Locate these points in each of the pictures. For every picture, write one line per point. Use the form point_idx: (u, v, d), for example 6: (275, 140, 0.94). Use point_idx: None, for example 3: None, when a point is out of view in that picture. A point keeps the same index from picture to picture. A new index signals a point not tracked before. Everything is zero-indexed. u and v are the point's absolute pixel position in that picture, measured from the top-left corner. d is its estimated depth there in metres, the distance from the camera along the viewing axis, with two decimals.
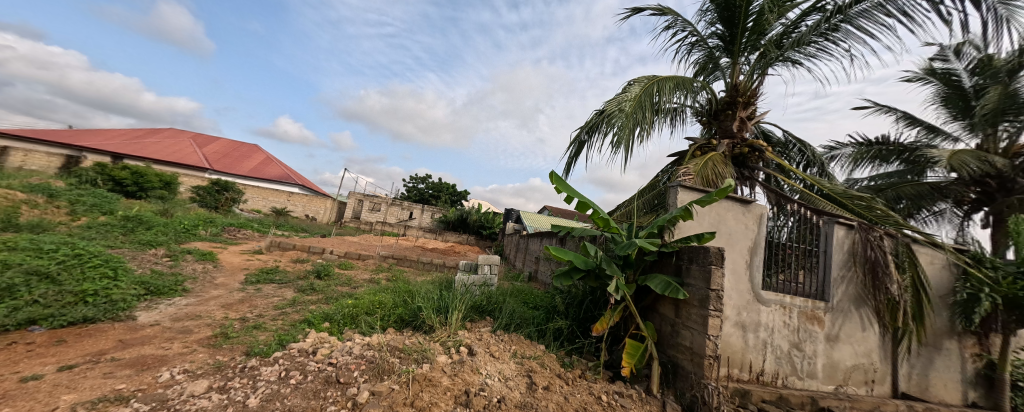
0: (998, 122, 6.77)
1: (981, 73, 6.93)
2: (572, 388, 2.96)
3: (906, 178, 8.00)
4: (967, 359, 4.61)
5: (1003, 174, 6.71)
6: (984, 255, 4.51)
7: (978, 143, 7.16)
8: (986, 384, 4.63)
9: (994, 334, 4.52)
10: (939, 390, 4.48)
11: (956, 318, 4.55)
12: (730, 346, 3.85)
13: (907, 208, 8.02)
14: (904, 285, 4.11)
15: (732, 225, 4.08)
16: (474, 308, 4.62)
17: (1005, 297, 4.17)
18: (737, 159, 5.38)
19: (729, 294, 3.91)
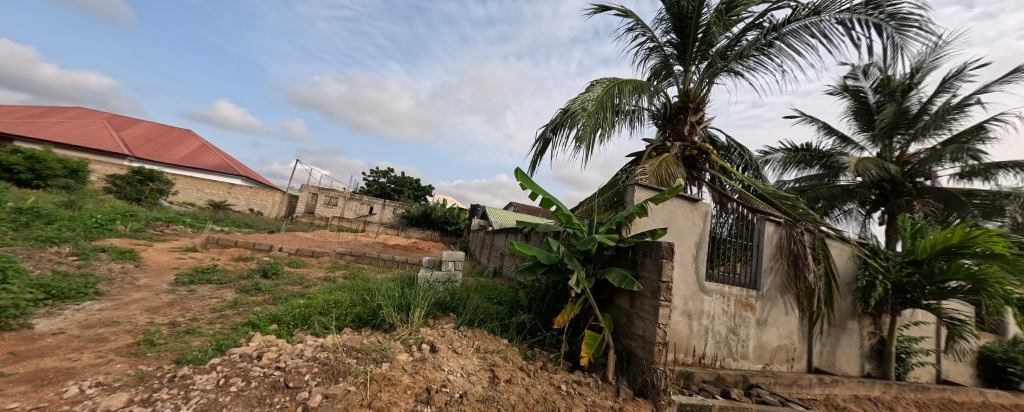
0: (893, 135, 7.98)
1: (881, 92, 8.06)
2: (533, 379, 3.03)
3: (824, 181, 9.12)
4: (865, 337, 5.40)
5: (895, 179, 7.93)
6: (880, 248, 5.29)
7: (878, 152, 8.35)
8: (878, 357, 5.45)
9: (885, 314, 5.33)
10: (843, 364, 5.21)
11: (858, 302, 5.31)
12: (677, 333, 4.17)
13: (824, 208, 9.16)
14: (819, 274, 4.72)
15: (681, 222, 4.39)
16: (437, 304, 4.55)
17: (893, 283, 4.98)
18: (687, 160, 5.78)
19: (678, 286, 4.22)
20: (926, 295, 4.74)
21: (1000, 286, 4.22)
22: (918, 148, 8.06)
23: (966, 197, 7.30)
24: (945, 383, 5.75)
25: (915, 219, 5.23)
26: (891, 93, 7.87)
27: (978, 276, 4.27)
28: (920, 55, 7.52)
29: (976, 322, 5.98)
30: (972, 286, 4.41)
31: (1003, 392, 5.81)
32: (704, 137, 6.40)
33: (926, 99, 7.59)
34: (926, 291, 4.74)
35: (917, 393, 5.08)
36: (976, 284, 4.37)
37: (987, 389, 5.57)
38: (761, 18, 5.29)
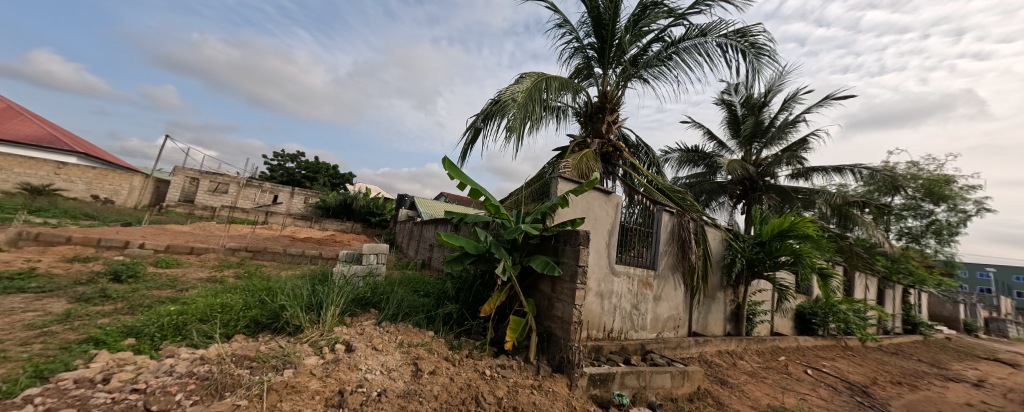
0: (752, 142, 9.97)
1: (745, 106, 9.96)
2: (458, 368, 3.04)
3: (706, 178, 10.93)
4: (727, 303, 6.72)
5: (753, 178, 9.91)
6: (739, 233, 6.63)
7: (742, 156, 10.33)
8: (735, 319, 6.86)
9: (741, 285, 6.71)
10: (712, 327, 6.42)
11: (725, 276, 6.55)
12: (591, 312, 4.62)
13: (705, 200, 11.01)
14: (698, 255, 5.71)
15: (598, 212, 4.84)
16: (355, 301, 4.23)
17: (747, 259, 6.31)
18: (604, 156, 6.34)
19: (593, 270, 4.66)
20: (766, 267, 6.17)
21: (809, 258, 5.71)
22: (768, 153, 10.22)
23: (794, 193, 9.56)
24: (776, 334, 7.54)
25: (764, 209, 6.66)
26: (753, 108, 9.78)
27: (798, 252, 5.74)
28: (771, 80, 9.48)
29: (796, 287, 7.97)
30: (793, 259, 5.92)
31: (810, 337, 7.89)
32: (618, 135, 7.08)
33: (774, 115, 9.64)
34: (767, 265, 6.19)
35: (758, 344, 6.56)
36: (795, 257, 5.84)
37: (801, 337, 7.49)
38: (663, 32, 6.02)
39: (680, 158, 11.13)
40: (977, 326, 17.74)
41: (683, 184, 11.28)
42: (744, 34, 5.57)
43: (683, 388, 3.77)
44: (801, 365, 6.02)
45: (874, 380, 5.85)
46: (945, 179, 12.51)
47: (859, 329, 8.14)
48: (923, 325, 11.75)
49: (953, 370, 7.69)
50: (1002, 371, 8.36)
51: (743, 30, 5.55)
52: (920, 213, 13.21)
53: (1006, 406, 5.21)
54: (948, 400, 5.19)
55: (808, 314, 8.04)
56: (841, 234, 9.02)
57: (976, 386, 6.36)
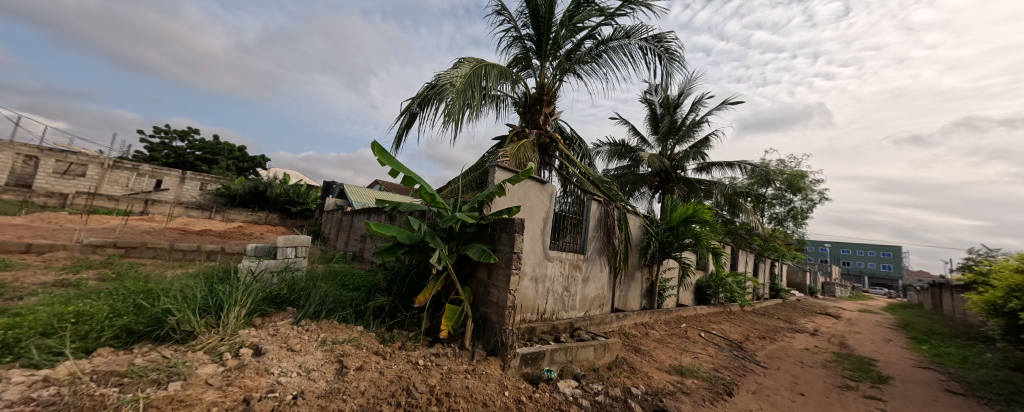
0: (667, 138, 11.20)
1: (663, 106, 11.12)
2: (389, 361, 2.94)
3: (630, 169, 12.01)
4: (644, 281, 7.57)
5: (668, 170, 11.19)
6: (654, 218, 7.48)
7: (660, 151, 11.55)
8: (650, 295, 7.77)
9: (655, 265, 7.61)
10: (631, 303, 7.19)
11: (642, 257, 7.36)
12: (525, 296, 4.82)
13: (629, 190, 12.12)
14: (620, 240, 6.33)
15: (534, 201, 5.01)
16: (267, 299, 3.78)
17: (659, 241, 7.20)
18: (541, 147, 6.53)
19: (528, 256, 4.85)
20: (674, 248, 7.11)
21: (706, 239, 6.79)
22: (679, 149, 11.63)
23: (697, 184, 11.09)
24: (680, 305, 8.80)
25: (674, 198, 7.62)
26: (669, 108, 10.97)
27: (699, 234, 6.76)
28: (683, 83, 10.72)
29: (697, 265, 9.34)
30: (695, 240, 6.94)
31: (704, 305, 9.36)
32: (554, 127, 7.33)
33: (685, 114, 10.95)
34: (675, 245, 7.16)
35: (666, 315, 7.58)
36: (696, 239, 6.88)
37: (699, 306, 8.85)
38: (595, 30, 6.36)
39: (608, 151, 12.03)
40: (817, 288, 22.93)
41: (611, 175, 12.24)
42: (660, 40, 6.18)
43: (604, 358, 4.19)
44: (697, 330, 7.13)
45: (747, 337, 7.23)
46: (802, 174, 15.69)
47: (739, 297, 9.91)
48: (783, 291, 14.78)
49: (800, 324, 9.87)
50: (830, 322, 10.98)
51: (659, 35, 6.14)
52: (784, 201, 16.42)
53: (829, 347, 6.90)
54: (794, 347, 6.66)
55: (704, 286, 9.53)
56: (731, 219, 10.79)
57: (813, 335, 8.27)
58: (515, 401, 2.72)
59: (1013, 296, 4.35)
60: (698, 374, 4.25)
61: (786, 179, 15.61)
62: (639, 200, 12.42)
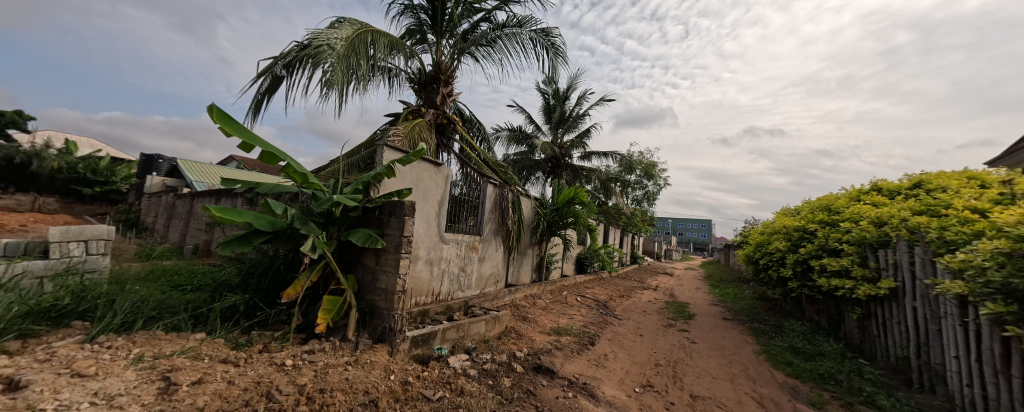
0: (559, 127, 12.24)
1: (555, 97, 12.03)
2: (244, 367, 2.49)
3: (527, 155, 12.74)
4: (534, 258, 8.28)
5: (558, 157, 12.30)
6: (545, 201, 8.16)
7: (551, 138, 12.57)
8: (538, 269, 8.56)
9: (544, 243, 8.37)
10: (523, 278, 7.81)
11: (532, 236, 8.01)
12: (419, 279, 4.72)
13: (525, 174, 12.88)
14: (512, 221, 6.74)
15: (428, 184, 4.86)
16: (33, 315, 2.69)
17: (547, 222, 7.96)
18: (438, 127, 6.30)
19: (422, 239, 4.73)
20: (558, 226, 7.99)
21: (583, 219, 7.85)
22: (567, 138, 12.88)
23: (580, 170, 12.56)
24: (563, 276, 9.98)
25: (561, 182, 8.47)
26: (559, 100, 11.96)
27: (579, 215, 7.76)
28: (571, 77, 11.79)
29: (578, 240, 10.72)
30: (575, 220, 7.93)
31: (583, 274, 10.86)
32: (452, 109, 7.15)
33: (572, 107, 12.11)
34: (560, 225, 8.04)
35: (551, 285, 8.50)
36: (576, 218, 7.89)
37: (578, 275, 10.25)
38: (490, 14, 6.36)
39: (507, 136, 12.44)
40: (661, 254, 29.20)
41: (509, 160, 12.77)
42: (547, 34, 6.60)
43: (494, 330, 4.48)
44: (574, 295, 8.23)
45: (612, 296, 8.78)
46: (654, 164, 19.42)
47: (608, 265, 11.84)
48: (638, 258, 18.32)
49: (648, 283, 12.47)
50: (667, 279, 14.22)
51: (547, 29, 6.55)
52: (642, 186, 20.09)
53: (664, 298, 8.97)
54: (642, 301, 8.43)
55: (583, 258, 11.04)
56: (607, 201, 12.55)
57: (655, 290, 10.59)
58: (401, 383, 2.68)
59: (758, 249, 6.44)
60: (572, 332, 4.96)
61: (644, 168, 19.08)
62: (534, 184, 13.34)
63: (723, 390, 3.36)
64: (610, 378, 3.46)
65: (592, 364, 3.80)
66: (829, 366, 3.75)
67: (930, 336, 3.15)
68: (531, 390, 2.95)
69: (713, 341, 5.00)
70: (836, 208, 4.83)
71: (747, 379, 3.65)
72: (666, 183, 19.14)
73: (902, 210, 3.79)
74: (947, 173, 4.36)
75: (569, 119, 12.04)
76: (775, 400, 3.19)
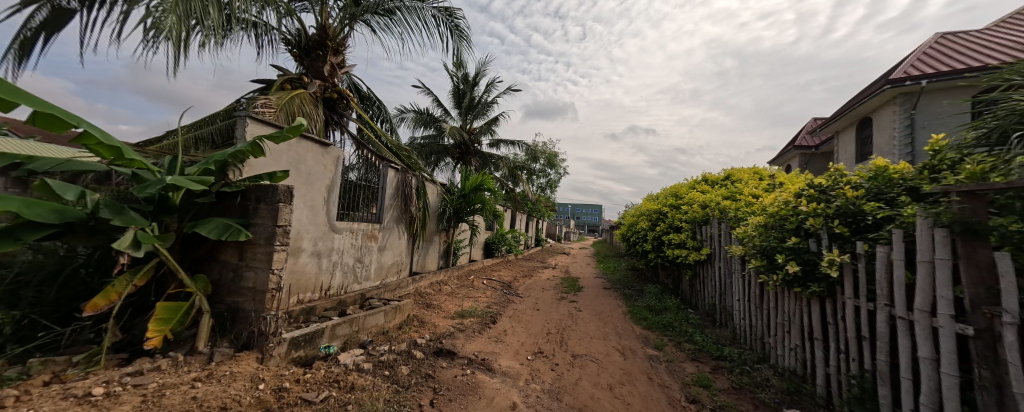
0: (468, 113, 11.98)
1: (464, 83, 11.78)
2: (17, 408, 1.81)
3: (435, 139, 12.18)
4: (441, 244, 8.13)
5: (467, 143, 12.11)
6: (451, 187, 8.03)
7: (460, 124, 12.28)
8: (445, 256, 8.45)
9: (451, 229, 8.28)
10: (429, 265, 7.62)
11: (438, 222, 7.84)
12: (303, 274, 4.16)
13: (433, 160, 12.38)
14: (417, 207, 6.43)
15: (313, 166, 4.22)
16: None
17: (453, 208, 7.87)
18: (326, 102, 5.52)
19: (306, 229, 4.15)
20: (465, 212, 7.96)
21: (490, 205, 8.00)
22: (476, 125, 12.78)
23: (489, 158, 12.72)
24: (471, 260, 10.10)
25: (468, 168, 8.42)
26: (468, 85, 11.71)
27: (485, 201, 7.88)
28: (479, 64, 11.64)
29: (485, 225, 10.93)
30: (482, 206, 8.03)
31: (490, 258, 11.15)
32: (345, 83, 6.32)
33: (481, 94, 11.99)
34: (467, 211, 8.03)
35: (458, 270, 8.48)
36: (483, 205, 8.00)
37: (485, 259, 10.52)
38: None
39: (414, 119, 11.64)
40: (561, 236, 32.10)
41: (415, 144, 12.06)
42: (450, 15, 6.35)
43: (394, 320, 4.28)
44: (481, 279, 8.40)
45: (515, 277, 9.32)
46: (556, 154, 20.95)
47: (513, 248, 12.46)
48: (541, 240, 19.81)
49: (548, 262, 13.64)
50: (564, 258, 15.78)
51: (450, 10, 6.31)
52: (545, 175, 21.52)
53: (561, 275, 9.96)
54: (542, 279, 9.19)
55: (491, 243, 11.33)
56: (515, 187, 13.05)
57: (554, 269, 11.67)
58: (275, 390, 2.35)
59: (630, 229, 7.66)
60: (475, 313, 5.10)
61: (547, 158, 20.42)
62: (442, 170, 12.94)
63: (597, 347, 3.98)
64: (506, 351, 3.71)
65: (491, 341, 4.00)
66: (671, 317, 4.79)
67: (727, 287, 4.28)
68: (430, 374, 2.95)
69: (595, 308, 5.81)
70: (680, 194, 6.07)
71: (617, 335, 4.38)
72: (565, 171, 20.85)
73: (718, 196, 5.00)
74: (745, 169, 5.91)
75: (479, 106, 11.91)
76: (634, 348, 3.92)
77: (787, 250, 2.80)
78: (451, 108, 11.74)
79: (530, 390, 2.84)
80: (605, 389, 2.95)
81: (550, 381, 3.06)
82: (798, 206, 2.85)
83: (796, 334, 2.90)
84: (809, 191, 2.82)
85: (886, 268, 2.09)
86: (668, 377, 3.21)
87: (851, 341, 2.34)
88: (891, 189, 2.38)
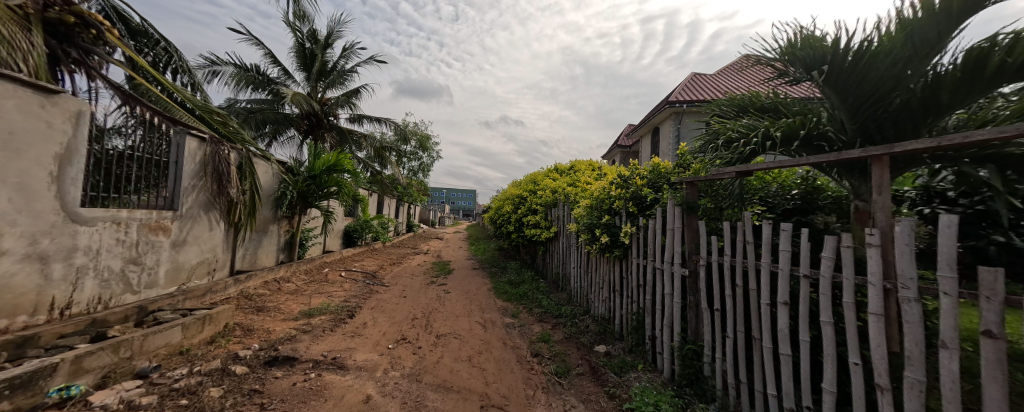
0: (319, 80, 9.75)
1: (312, 42, 9.60)
2: None
3: (272, 106, 9.52)
4: (281, 234, 6.67)
5: (318, 115, 9.85)
6: (293, 166, 6.61)
7: (308, 92, 9.78)
8: (288, 248, 6.96)
9: (295, 215, 6.87)
10: (262, 260, 6.15)
11: (274, 208, 6.37)
12: (9, 289, 2.69)
13: (269, 132, 9.79)
14: (241, 190, 5.07)
15: (22, 122, 2.70)
16: None
17: (297, 192, 6.50)
18: (50, 27, 3.56)
19: (10, 220, 2.67)
20: (316, 197, 6.71)
21: (348, 188, 6.93)
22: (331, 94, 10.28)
23: (349, 134, 10.67)
24: (325, 251, 8.70)
25: (318, 144, 7.07)
26: (318, 45, 9.60)
27: (341, 183, 6.76)
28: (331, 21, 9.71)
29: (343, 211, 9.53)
30: (337, 189, 6.87)
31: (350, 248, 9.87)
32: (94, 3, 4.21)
33: (336, 59, 9.96)
34: (317, 195, 6.75)
35: (307, 264, 7.18)
36: (339, 187, 6.86)
37: (344, 249, 9.22)
38: None
39: (235, 76, 8.68)
40: (435, 221, 31.28)
41: (240, 109, 9.24)
42: None
43: (202, 334, 3.29)
44: (338, 271, 7.38)
45: (381, 265, 8.61)
46: (428, 136, 19.94)
47: (380, 235, 11.41)
48: (412, 225, 18.89)
49: (421, 248, 13.14)
50: (436, 243, 15.53)
51: None
52: (417, 157, 20.36)
53: (432, 260, 9.79)
54: (411, 266, 8.81)
55: (351, 230, 10.00)
56: (381, 170, 11.82)
57: (426, 254, 11.35)
58: None
59: (497, 212, 8.18)
60: (327, 310, 4.46)
61: (419, 139, 19.24)
62: (282, 144, 10.44)
63: (460, 324, 4.17)
64: (365, 345, 3.43)
65: (346, 337, 3.62)
66: (527, 288, 5.43)
67: (566, 257, 5.14)
68: (257, 389, 2.45)
69: (461, 289, 5.99)
70: (537, 181, 6.85)
71: (480, 311, 4.66)
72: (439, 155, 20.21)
73: (563, 182, 5.87)
74: (585, 161, 7.13)
75: (333, 73, 9.95)
76: (494, 320, 4.28)
77: (602, 226, 3.61)
78: (294, 70, 9.35)
79: (387, 379, 2.73)
80: (464, 361, 3.13)
81: (412, 365, 3.03)
82: (609, 191, 3.65)
83: (607, 289, 3.77)
84: (618, 180, 3.61)
85: (653, 234, 2.93)
86: (519, 339, 3.66)
87: (634, 289, 3.21)
88: (660, 180, 3.24)
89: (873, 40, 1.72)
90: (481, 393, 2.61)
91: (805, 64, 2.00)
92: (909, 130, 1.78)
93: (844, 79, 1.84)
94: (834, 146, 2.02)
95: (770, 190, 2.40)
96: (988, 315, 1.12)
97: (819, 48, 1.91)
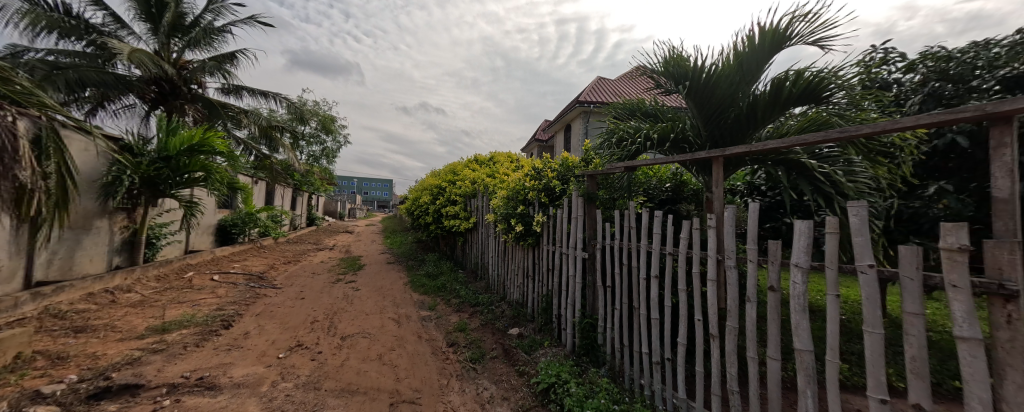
0: (172, 36, 7.63)
1: None
2: None
3: (95, 63, 7.09)
4: (115, 232, 5.13)
5: (173, 81, 7.70)
6: (133, 144, 5.11)
7: (156, 49, 7.52)
8: (129, 249, 5.39)
9: (139, 207, 5.36)
10: (83, 265, 4.66)
11: (102, 197, 4.84)
12: None
13: (91, 97, 7.33)
14: (43, 173, 3.50)
15: None
16: None
17: (142, 177, 5.04)
18: None
19: None
20: (172, 185, 5.32)
21: (219, 173, 5.66)
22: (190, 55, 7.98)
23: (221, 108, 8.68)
24: (190, 252, 7.03)
25: (174, 118, 5.56)
26: None
27: (208, 167, 5.47)
28: None
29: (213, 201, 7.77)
30: (204, 174, 5.57)
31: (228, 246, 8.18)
32: None
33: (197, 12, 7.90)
34: (173, 182, 5.36)
35: (161, 268, 5.70)
36: (206, 172, 5.55)
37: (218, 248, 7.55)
38: None
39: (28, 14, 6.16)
40: (344, 213, 28.15)
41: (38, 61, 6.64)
42: None
43: None
44: (209, 274, 6.05)
45: (271, 265, 7.36)
46: (333, 118, 17.56)
47: (269, 230, 9.73)
48: (314, 218, 16.63)
49: (324, 244, 11.67)
50: (344, 237, 14.00)
51: None
52: (318, 141, 17.83)
53: (338, 256, 8.80)
54: (311, 264, 7.75)
55: (227, 225, 8.26)
56: (269, 153, 10.03)
57: (331, 250, 10.13)
58: None
59: (415, 203, 7.78)
60: (192, 322, 3.64)
61: (321, 121, 16.84)
62: (115, 115, 7.91)
63: (370, 322, 3.88)
64: (246, 358, 2.92)
65: (221, 351, 3.03)
66: (445, 279, 5.34)
67: (485, 247, 5.21)
68: None
69: (372, 285, 5.55)
70: (457, 171, 6.74)
71: (394, 306, 4.42)
72: (346, 140, 18.04)
73: (483, 173, 5.88)
74: (504, 154, 7.25)
75: (194, 30, 7.90)
76: (409, 314, 4.11)
77: (518, 216, 3.77)
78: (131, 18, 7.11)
79: (276, 392, 2.39)
80: (373, 360, 2.94)
81: (309, 372, 2.71)
82: (524, 183, 3.81)
83: (521, 274, 3.97)
84: (532, 172, 3.78)
85: (562, 222, 3.18)
86: (435, 331, 3.60)
87: (545, 272, 3.46)
88: (568, 174, 3.48)
89: (719, 65, 2.17)
90: (391, 390, 2.50)
91: (675, 78, 2.37)
92: (737, 139, 2.32)
93: (700, 94, 2.28)
94: (692, 148, 2.46)
95: (652, 184, 2.83)
96: (773, 275, 1.52)
97: (684, 66, 2.30)
